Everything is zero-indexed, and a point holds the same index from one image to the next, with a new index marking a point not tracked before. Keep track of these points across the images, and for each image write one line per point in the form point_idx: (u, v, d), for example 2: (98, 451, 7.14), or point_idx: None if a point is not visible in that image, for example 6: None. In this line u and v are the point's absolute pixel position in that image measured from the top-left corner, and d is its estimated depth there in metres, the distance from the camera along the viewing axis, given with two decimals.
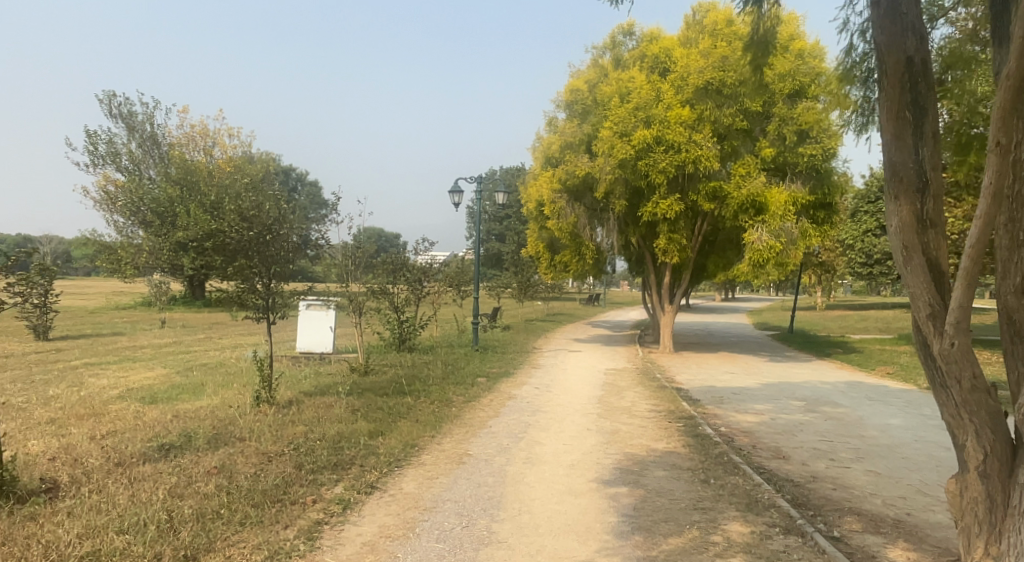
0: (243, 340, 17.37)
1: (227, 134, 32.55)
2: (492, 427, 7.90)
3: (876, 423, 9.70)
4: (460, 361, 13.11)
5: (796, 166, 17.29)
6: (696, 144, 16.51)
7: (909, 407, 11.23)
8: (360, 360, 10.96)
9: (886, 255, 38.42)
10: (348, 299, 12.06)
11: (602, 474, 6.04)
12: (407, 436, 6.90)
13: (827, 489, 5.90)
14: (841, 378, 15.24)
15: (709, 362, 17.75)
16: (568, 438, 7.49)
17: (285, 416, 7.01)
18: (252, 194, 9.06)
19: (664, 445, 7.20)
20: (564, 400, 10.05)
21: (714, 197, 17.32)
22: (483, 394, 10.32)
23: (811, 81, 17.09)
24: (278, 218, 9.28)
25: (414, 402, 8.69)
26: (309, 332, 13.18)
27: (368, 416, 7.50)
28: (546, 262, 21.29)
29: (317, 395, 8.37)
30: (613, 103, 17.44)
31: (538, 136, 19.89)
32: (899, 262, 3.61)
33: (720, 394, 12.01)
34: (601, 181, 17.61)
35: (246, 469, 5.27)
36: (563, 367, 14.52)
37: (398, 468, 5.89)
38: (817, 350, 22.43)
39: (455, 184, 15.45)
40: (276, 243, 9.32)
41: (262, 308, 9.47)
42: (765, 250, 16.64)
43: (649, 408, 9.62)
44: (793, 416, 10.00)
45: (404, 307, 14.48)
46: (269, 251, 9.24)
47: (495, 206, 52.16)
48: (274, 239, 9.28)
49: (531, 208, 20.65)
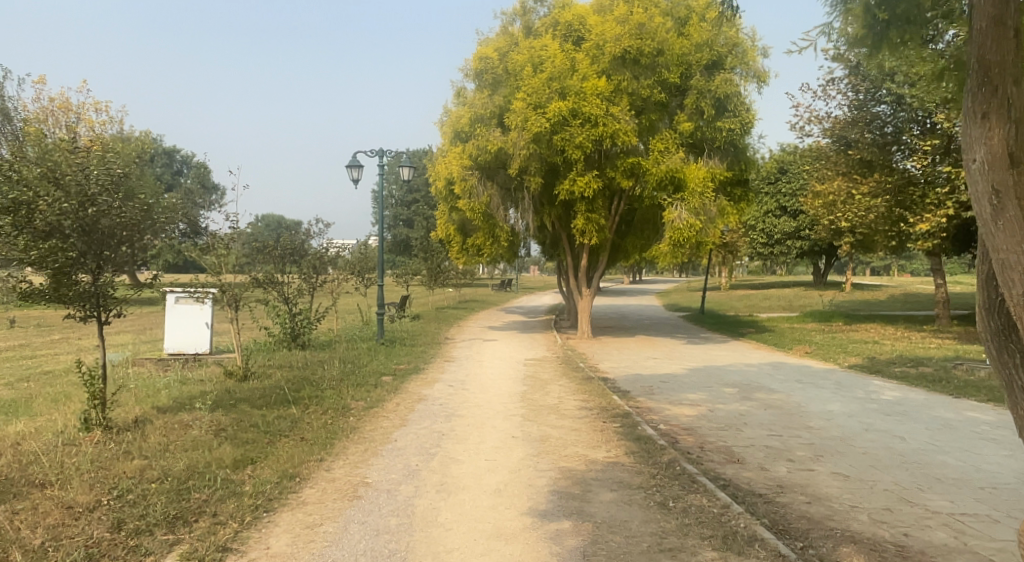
0: (106, 340, 14.95)
1: (93, 109, 28.82)
2: (397, 441, 6.49)
3: (817, 411, 9.01)
4: (362, 358, 11.52)
5: (714, 142, 16.76)
6: (613, 117, 15.60)
7: (841, 390, 10.72)
8: (239, 363, 9.20)
9: (786, 235, 39.65)
10: (218, 285, 10.10)
11: (536, 502, 4.79)
12: (286, 464, 5.38)
13: (803, 505, 4.92)
14: (763, 359, 14.80)
15: (629, 348, 16.98)
16: (490, 451, 6.20)
17: (117, 446, 5.31)
18: (71, 152, 6.69)
19: (604, 456, 6.05)
20: (482, 401, 8.77)
21: (633, 174, 16.51)
22: (387, 397, 8.85)
23: (727, 53, 16.56)
24: (106, 187, 6.81)
25: (300, 413, 7.13)
26: (181, 330, 11.20)
27: (235, 438, 5.90)
28: (457, 246, 19.89)
29: (174, 412, 6.65)
30: (525, 73, 16.20)
31: (445, 109, 18.31)
32: (987, 213, 3.16)
33: (649, 383, 11.08)
34: (514, 157, 16.36)
35: (29, 541, 3.62)
36: (478, 359, 13.23)
37: (267, 514, 4.40)
38: (731, 331, 22.33)
39: (353, 157, 13.75)
40: (102, 221, 6.82)
41: (90, 304, 7.09)
42: (685, 229, 15.93)
43: (577, 406, 8.48)
44: (732, 406, 9.16)
45: (296, 298, 12.67)
46: (95, 230, 6.80)
47: (402, 190, 50.00)
48: (100, 216, 6.78)
49: (439, 187, 19.11)
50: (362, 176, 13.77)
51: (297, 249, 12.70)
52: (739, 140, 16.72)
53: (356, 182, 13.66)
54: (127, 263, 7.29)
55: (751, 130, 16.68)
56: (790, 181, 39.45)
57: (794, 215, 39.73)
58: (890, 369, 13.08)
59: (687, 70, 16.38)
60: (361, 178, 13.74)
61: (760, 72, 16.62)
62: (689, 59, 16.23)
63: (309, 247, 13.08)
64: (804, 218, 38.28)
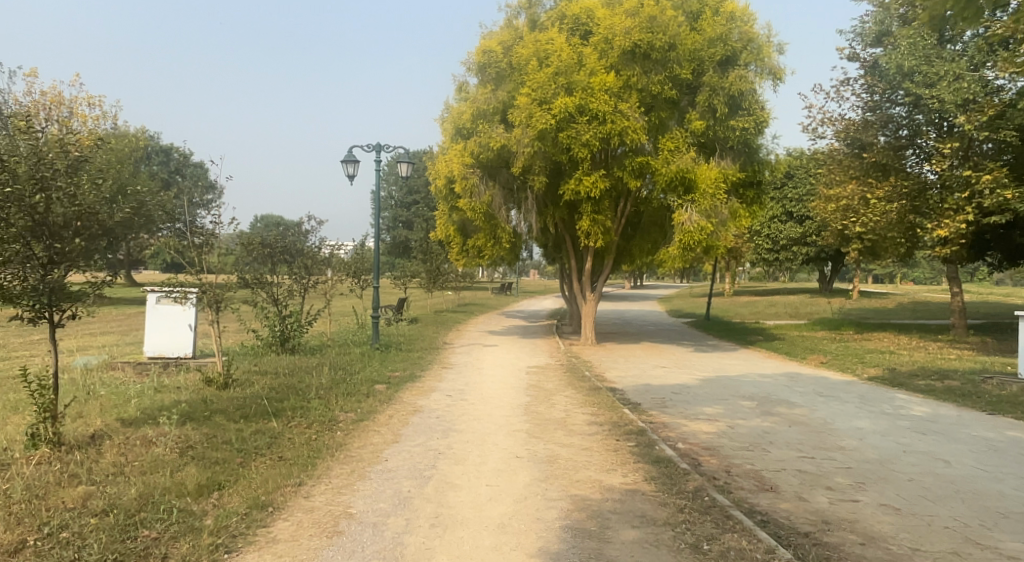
0: (88, 341, 14.22)
1: (86, 103, 28.14)
2: (388, 461, 5.78)
3: (845, 429, 8.32)
4: (354, 363, 10.79)
5: (726, 142, 16.11)
6: (621, 114, 14.94)
7: (866, 405, 10.02)
8: (219, 369, 8.49)
9: (791, 240, 39.01)
10: (195, 283, 9.43)
11: (546, 542, 4.09)
12: (257, 491, 4.67)
13: (856, 548, 4.22)
14: (777, 370, 14.10)
15: (635, 355, 16.29)
16: (492, 474, 5.50)
17: (62, 468, 4.60)
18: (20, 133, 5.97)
19: (621, 482, 5.35)
20: (483, 414, 8.06)
21: (641, 173, 15.84)
22: (380, 407, 8.15)
23: (741, 48, 15.92)
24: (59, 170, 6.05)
25: (281, 428, 6.42)
26: (161, 332, 10.47)
27: (202, 457, 5.19)
28: (457, 247, 19.21)
29: (140, 425, 5.96)
30: (530, 67, 15.52)
31: (446, 105, 17.64)
32: None
33: (661, 395, 10.37)
34: (518, 155, 15.69)
35: None
36: (478, 366, 12.51)
37: (227, 555, 3.70)
38: (739, 338, 21.63)
39: (349, 151, 13.06)
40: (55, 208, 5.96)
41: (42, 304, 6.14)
42: (696, 231, 15.23)
43: (587, 421, 7.77)
44: (753, 422, 8.45)
45: (286, 300, 11.95)
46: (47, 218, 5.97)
47: (402, 191, 49.38)
48: (49, 202, 5.95)
49: (439, 186, 18.39)
50: (358, 171, 13.07)
51: (287, 248, 11.98)
52: (752, 140, 16.07)
53: (351, 177, 12.96)
54: (85, 260, 6.36)
55: (765, 130, 16.04)
56: (796, 186, 38.88)
57: (799, 221, 39.10)
58: (913, 381, 12.38)
59: (700, 66, 15.72)
60: (357, 174, 13.05)
61: (775, 69, 15.99)
62: (701, 55, 15.57)
63: (298, 245, 12.35)
64: (810, 223, 37.64)
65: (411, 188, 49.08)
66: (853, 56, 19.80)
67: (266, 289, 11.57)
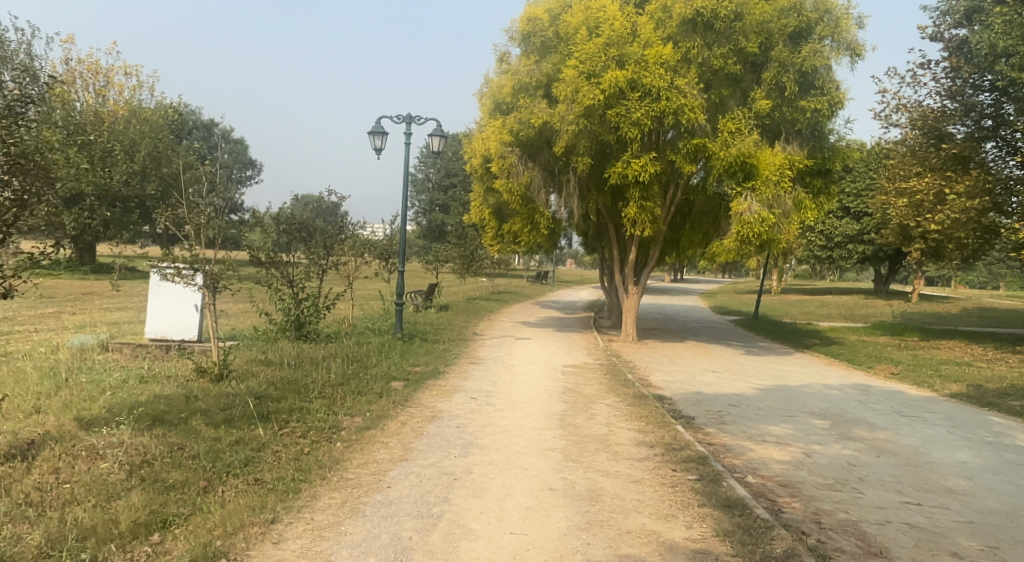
0: (99, 317, 13.48)
1: (122, 73, 27.71)
2: (390, 491, 4.63)
3: (946, 462, 6.91)
4: (371, 355, 9.73)
5: (794, 125, 14.60)
6: (678, 91, 13.60)
7: (961, 430, 8.55)
8: (214, 359, 7.47)
9: (846, 238, 36.86)
10: (191, 258, 8.48)
11: None
12: (212, 535, 3.56)
13: None
14: (843, 380, 12.60)
15: (682, 356, 14.94)
16: (519, 518, 4.30)
17: None
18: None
19: (685, 538, 4.13)
20: (512, 424, 6.89)
21: (696, 157, 14.45)
22: (393, 410, 7.04)
23: (816, 20, 14.30)
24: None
25: (270, 438, 5.33)
26: (167, 313, 9.55)
27: (155, 480, 4.10)
28: (493, 232, 18.06)
29: (99, 428, 4.93)
30: (578, 36, 14.20)
31: (486, 78, 16.39)
32: None
33: (716, 408, 9.05)
34: (562, 133, 14.42)
35: None
36: (509, 363, 11.35)
37: None
38: (793, 341, 20.03)
39: (376, 123, 11.97)
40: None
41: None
42: (755, 222, 13.76)
43: (634, 441, 6.51)
44: (832, 450, 7.09)
45: (302, 282, 10.92)
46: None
47: (440, 174, 48.40)
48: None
49: (474, 165, 17.12)
50: (386, 145, 11.99)
51: (304, 224, 10.84)
52: (823, 123, 14.53)
53: (378, 150, 11.86)
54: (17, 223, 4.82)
55: (839, 112, 14.46)
56: (855, 180, 36.65)
57: (856, 217, 36.89)
58: (1005, 401, 10.80)
59: (769, 38, 14.16)
60: (384, 148, 11.97)
61: (854, 44, 14.35)
62: (772, 25, 14.00)
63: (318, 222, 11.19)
64: (869, 220, 35.46)
65: (449, 171, 48.12)
66: (936, 36, 17.83)
67: (279, 268, 10.56)
